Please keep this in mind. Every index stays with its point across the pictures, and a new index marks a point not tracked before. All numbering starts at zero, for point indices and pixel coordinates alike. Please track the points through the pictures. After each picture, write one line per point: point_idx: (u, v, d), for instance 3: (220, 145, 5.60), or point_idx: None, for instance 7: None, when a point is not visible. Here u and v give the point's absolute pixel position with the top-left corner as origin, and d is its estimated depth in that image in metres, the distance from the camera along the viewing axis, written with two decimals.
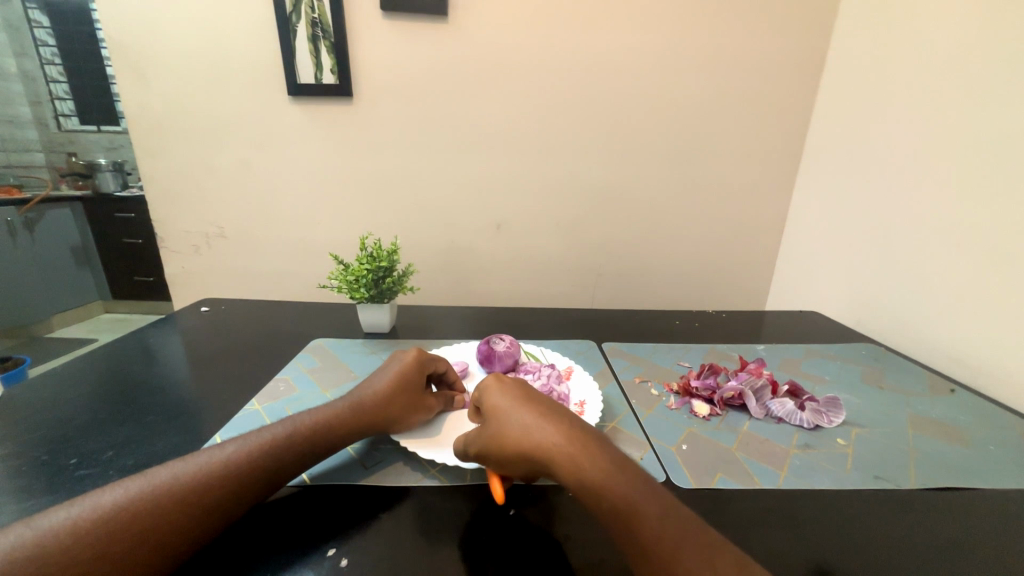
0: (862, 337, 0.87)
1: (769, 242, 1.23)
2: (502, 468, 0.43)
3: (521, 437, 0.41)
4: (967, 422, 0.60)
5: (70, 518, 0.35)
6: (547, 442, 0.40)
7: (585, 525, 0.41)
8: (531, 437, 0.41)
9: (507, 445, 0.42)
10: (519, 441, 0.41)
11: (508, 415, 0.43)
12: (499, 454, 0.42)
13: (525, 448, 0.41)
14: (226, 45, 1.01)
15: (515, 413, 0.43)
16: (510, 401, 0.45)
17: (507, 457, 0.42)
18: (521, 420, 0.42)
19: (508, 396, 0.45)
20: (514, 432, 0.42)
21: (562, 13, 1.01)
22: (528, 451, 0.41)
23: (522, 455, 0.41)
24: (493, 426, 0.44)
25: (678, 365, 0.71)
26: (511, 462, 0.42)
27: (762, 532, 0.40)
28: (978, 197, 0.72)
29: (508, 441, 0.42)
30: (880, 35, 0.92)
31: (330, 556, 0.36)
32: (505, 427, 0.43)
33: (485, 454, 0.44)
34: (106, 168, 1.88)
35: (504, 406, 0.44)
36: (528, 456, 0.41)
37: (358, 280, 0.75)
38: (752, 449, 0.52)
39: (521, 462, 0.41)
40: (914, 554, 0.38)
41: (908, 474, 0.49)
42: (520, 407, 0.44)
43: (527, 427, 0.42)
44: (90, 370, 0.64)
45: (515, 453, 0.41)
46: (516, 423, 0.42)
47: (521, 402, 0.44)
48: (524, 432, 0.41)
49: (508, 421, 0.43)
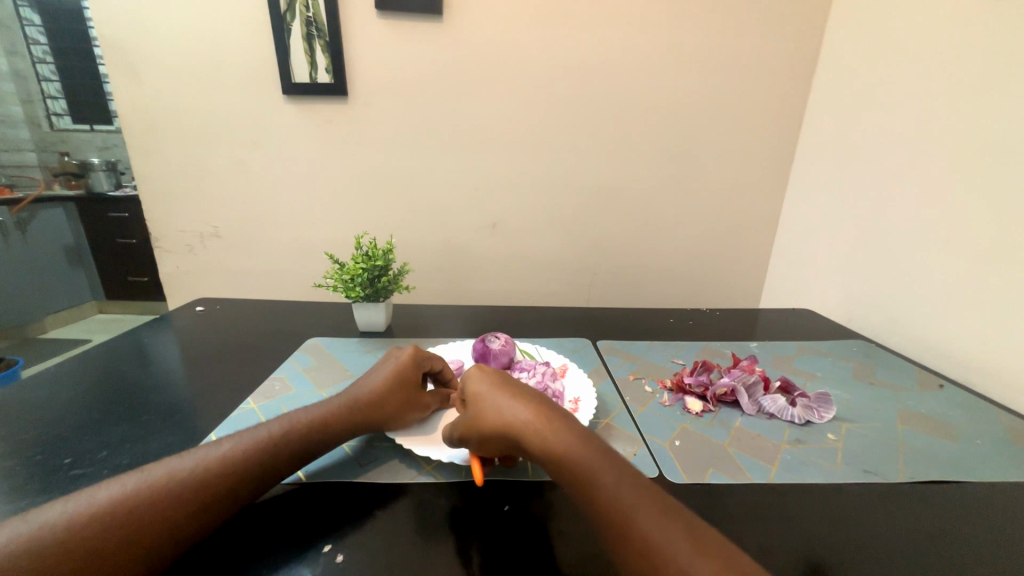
0: (854, 334, 0.88)
1: (763, 240, 1.25)
2: (483, 449, 0.44)
3: (496, 418, 0.42)
4: (955, 418, 0.61)
5: (66, 513, 0.35)
6: (519, 422, 0.41)
7: (574, 518, 0.41)
8: (505, 418, 0.42)
9: (484, 427, 0.43)
10: (494, 422, 0.42)
11: (485, 399, 0.45)
12: (479, 435, 0.44)
13: (500, 428, 0.42)
14: (221, 44, 1.01)
15: (492, 397, 0.44)
16: (487, 386, 0.46)
17: (485, 438, 0.43)
18: (497, 403, 0.44)
19: (486, 382, 0.46)
20: (490, 415, 0.43)
21: (556, 14, 1.02)
22: (503, 431, 0.42)
23: (497, 435, 0.42)
24: (472, 409, 0.45)
25: (672, 363, 0.72)
26: (490, 443, 0.43)
27: (752, 525, 0.41)
28: (966, 197, 0.73)
29: (486, 423, 0.43)
30: (870, 37, 0.93)
31: (326, 552, 0.37)
32: (482, 410, 0.44)
33: (467, 437, 0.45)
34: (99, 168, 1.88)
35: (481, 391, 0.46)
36: (503, 435, 0.42)
37: (354, 279, 0.75)
38: (743, 445, 0.53)
39: (498, 441, 0.42)
40: (901, 546, 0.39)
41: (896, 468, 0.50)
42: (496, 391, 0.45)
43: (502, 409, 0.43)
44: (83, 370, 0.64)
45: (492, 433, 0.43)
46: (492, 406, 0.44)
47: (497, 387, 0.45)
48: (499, 413, 0.43)
49: (485, 404, 0.44)
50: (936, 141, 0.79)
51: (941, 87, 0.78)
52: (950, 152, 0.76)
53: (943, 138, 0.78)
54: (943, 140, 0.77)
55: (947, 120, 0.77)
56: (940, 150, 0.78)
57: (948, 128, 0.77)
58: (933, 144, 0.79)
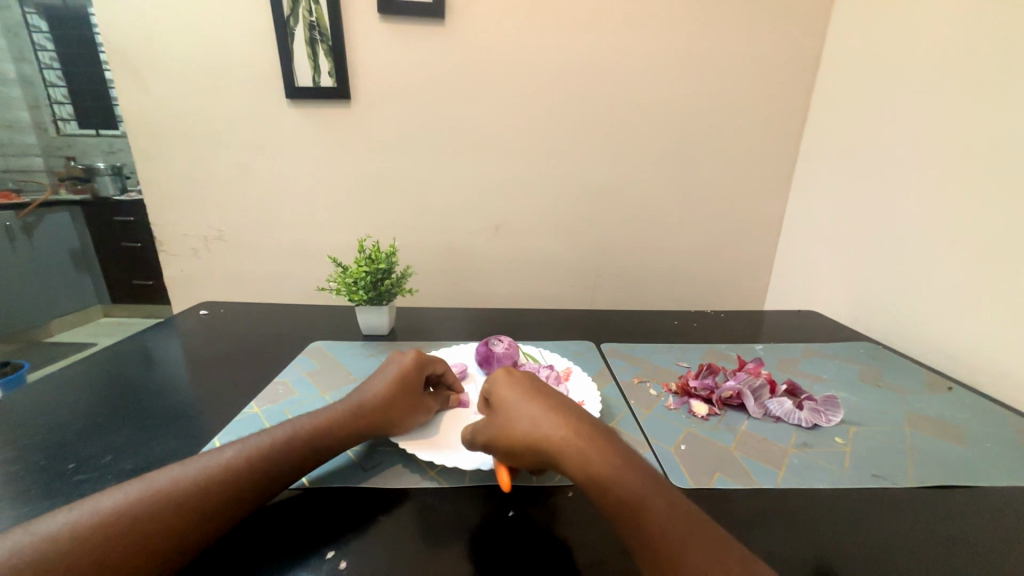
0: (859, 336, 0.87)
1: (766, 241, 1.24)
2: (509, 459, 0.43)
3: (529, 428, 0.42)
4: (964, 420, 0.60)
5: (70, 522, 0.35)
6: (554, 435, 0.41)
7: (587, 522, 0.41)
8: (540, 429, 0.42)
9: (515, 437, 0.43)
10: (528, 433, 0.42)
11: (516, 408, 0.44)
12: (506, 444, 0.43)
13: (532, 439, 0.42)
14: (225, 49, 1.02)
15: (525, 406, 0.44)
16: (519, 395, 0.46)
17: (514, 448, 0.43)
18: (531, 412, 0.43)
19: (518, 390, 0.46)
20: (524, 425, 0.43)
21: (558, 16, 1.02)
22: (536, 442, 0.41)
23: (527, 447, 0.42)
24: (502, 416, 0.45)
25: (677, 365, 0.71)
26: (518, 453, 0.42)
27: (761, 531, 0.40)
28: (975, 197, 0.72)
29: (518, 432, 0.43)
30: (876, 35, 0.93)
31: (329, 559, 0.36)
32: (514, 418, 0.44)
33: (494, 445, 0.44)
34: (104, 172, 1.91)
35: (513, 399, 0.46)
36: (537, 448, 0.41)
37: (357, 281, 0.75)
38: (751, 449, 0.52)
39: (527, 453, 0.42)
40: (909, 551, 0.39)
41: (906, 473, 0.49)
42: (529, 401, 0.45)
43: (536, 420, 0.43)
44: (87, 374, 0.64)
45: (522, 444, 0.42)
46: (525, 416, 0.43)
47: (530, 397, 0.45)
48: (532, 425, 0.42)
49: (516, 413, 0.44)
50: (942, 140, 0.78)
51: (946, 86, 0.77)
52: (955, 152, 0.75)
53: (946, 137, 0.77)
54: (949, 139, 0.77)
55: (952, 119, 0.76)
56: (945, 150, 0.77)
57: (953, 127, 0.76)
58: (937, 144, 0.78)
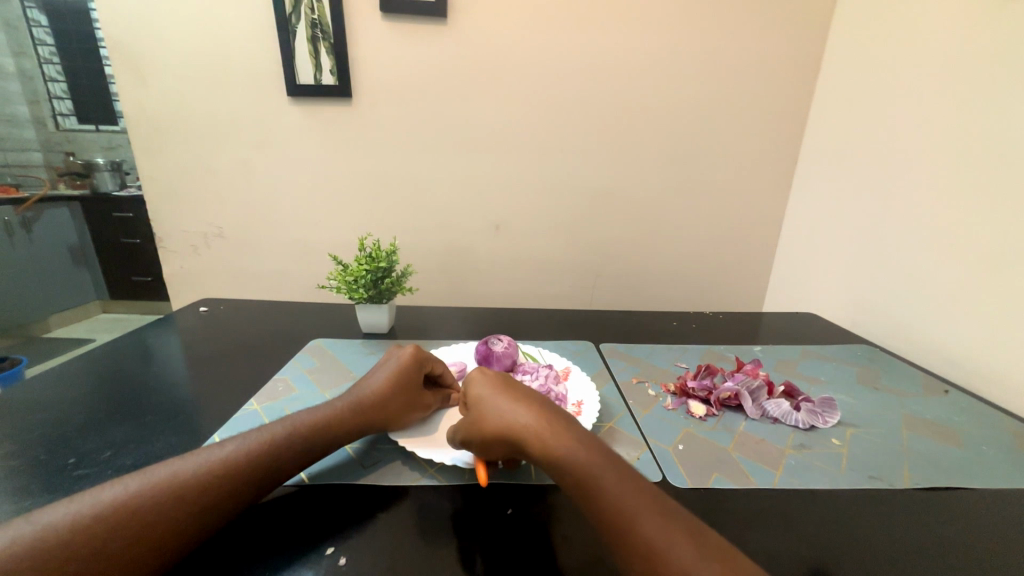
0: (857, 339, 0.87)
1: (766, 243, 1.24)
2: (483, 452, 0.44)
3: (497, 420, 0.43)
4: (960, 423, 0.61)
5: (71, 514, 0.35)
6: (518, 424, 0.42)
7: (576, 521, 0.41)
8: (506, 420, 0.42)
9: (484, 430, 0.43)
10: (495, 424, 0.43)
11: (486, 401, 0.45)
12: (479, 438, 0.44)
13: (499, 430, 0.42)
14: (227, 47, 1.02)
15: (493, 398, 0.45)
16: (489, 389, 0.46)
17: (486, 441, 0.43)
18: (497, 405, 0.44)
19: (488, 385, 0.47)
20: (490, 417, 0.43)
21: (560, 16, 1.02)
22: (503, 434, 0.42)
23: (496, 438, 0.42)
24: (474, 411, 0.46)
25: (675, 366, 0.72)
26: (490, 445, 0.43)
27: (758, 531, 0.41)
28: (974, 201, 0.73)
29: (486, 425, 0.43)
30: (876, 39, 0.93)
31: (328, 555, 0.37)
32: (483, 412, 0.44)
33: (468, 440, 0.45)
34: (103, 168, 1.88)
35: (482, 394, 0.46)
36: (504, 439, 0.42)
37: (356, 280, 0.75)
38: (747, 449, 0.53)
39: (498, 444, 0.42)
40: (905, 551, 0.39)
41: (902, 475, 0.50)
42: (499, 394, 0.45)
43: (502, 411, 0.43)
44: (86, 370, 0.64)
45: (492, 436, 0.43)
46: (492, 408, 0.44)
47: (499, 389, 0.46)
48: (499, 416, 0.43)
49: (485, 406, 0.45)
50: (942, 143, 0.78)
51: (945, 90, 0.78)
52: (954, 155, 0.76)
53: (946, 141, 0.77)
54: (946, 143, 0.77)
55: (949, 124, 0.77)
56: (944, 154, 0.78)
57: (951, 132, 0.76)
58: (938, 147, 0.79)
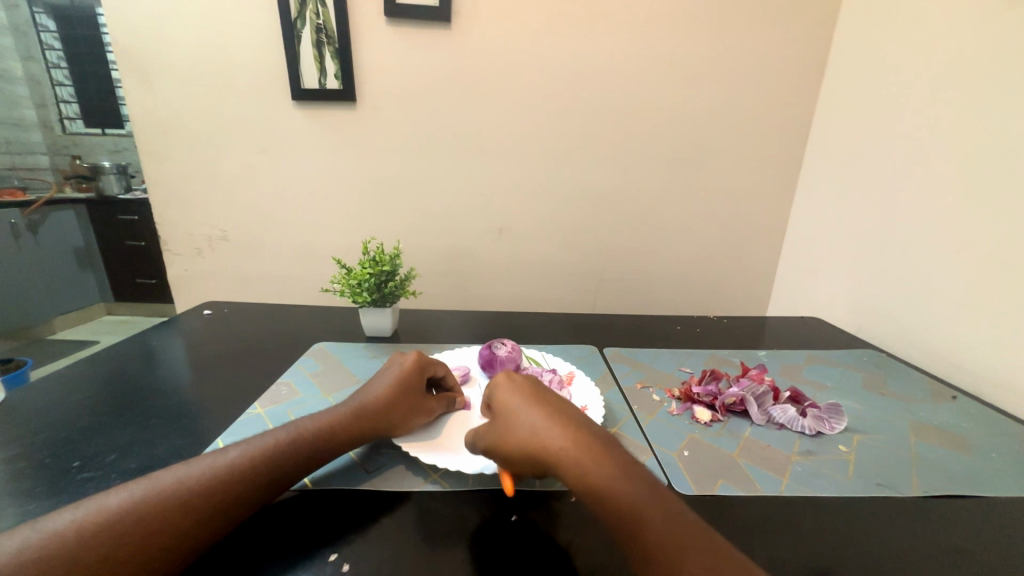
0: (862, 344, 0.87)
1: (769, 246, 1.24)
2: (509, 466, 0.43)
3: (528, 437, 0.42)
4: (968, 429, 0.60)
5: (76, 520, 0.35)
6: (552, 444, 0.41)
7: (589, 528, 0.41)
8: (539, 437, 0.42)
9: (514, 445, 0.43)
10: (528, 443, 0.42)
11: (516, 414, 0.44)
12: (507, 452, 0.43)
13: (530, 447, 0.42)
14: (233, 51, 1.02)
15: (524, 412, 0.44)
16: (521, 401, 0.45)
17: (513, 455, 0.43)
18: (530, 421, 0.43)
19: (519, 396, 0.46)
20: (521, 432, 0.43)
21: (563, 20, 1.02)
22: (536, 452, 0.41)
23: (527, 455, 0.42)
24: (502, 423, 0.45)
25: (680, 370, 0.71)
26: (517, 461, 0.43)
27: (765, 540, 0.40)
28: (980, 206, 0.72)
29: (517, 441, 0.43)
30: (881, 42, 0.93)
31: (332, 561, 0.36)
32: (513, 425, 0.44)
33: (494, 451, 0.45)
34: (109, 171, 1.92)
35: (513, 405, 0.45)
36: (534, 457, 0.41)
37: (360, 283, 0.75)
38: (754, 456, 0.52)
39: (526, 461, 0.42)
40: (913, 559, 0.39)
41: (911, 481, 0.49)
42: (531, 408, 0.44)
43: (536, 428, 0.42)
44: (90, 373, 0.64)
45: (522, 452, 0.42)
46: (525, 423, 0.43)
47: (531, 403, 0.45)
48: (532, 433, 0.42)
49: (517, 420, 0.44)
50: (946, 146, 0.78)
51: (949, 93, 0.78)
52: (959, 158, 0.76)
53: (950, 144, 0.77)
54: (951, 146, 0.77)
55: (955, 128, 0.77)
56: (949, 157, 0.78)
57: (956, 136, 0.76)
58: (941, 151, 0.79)
